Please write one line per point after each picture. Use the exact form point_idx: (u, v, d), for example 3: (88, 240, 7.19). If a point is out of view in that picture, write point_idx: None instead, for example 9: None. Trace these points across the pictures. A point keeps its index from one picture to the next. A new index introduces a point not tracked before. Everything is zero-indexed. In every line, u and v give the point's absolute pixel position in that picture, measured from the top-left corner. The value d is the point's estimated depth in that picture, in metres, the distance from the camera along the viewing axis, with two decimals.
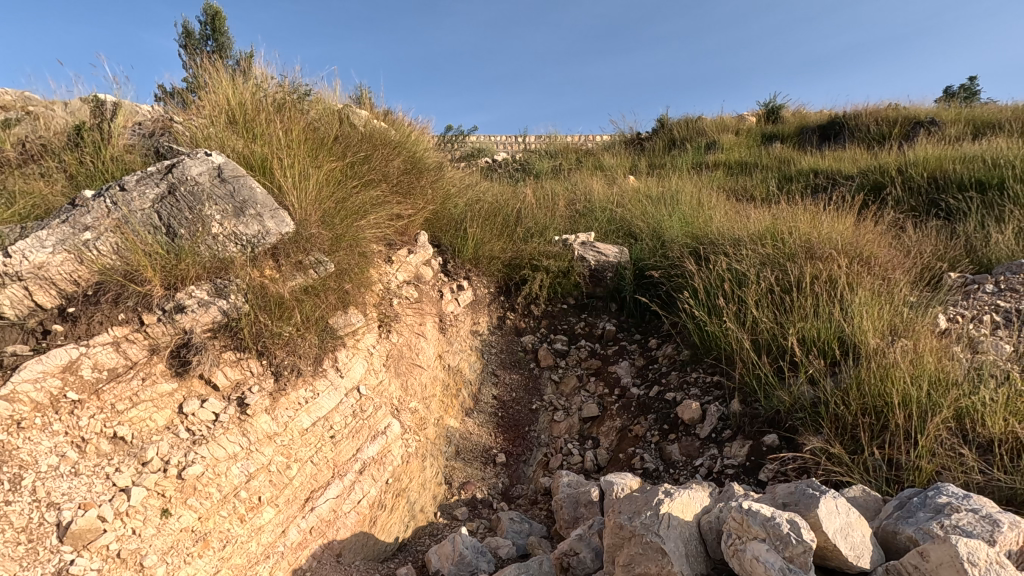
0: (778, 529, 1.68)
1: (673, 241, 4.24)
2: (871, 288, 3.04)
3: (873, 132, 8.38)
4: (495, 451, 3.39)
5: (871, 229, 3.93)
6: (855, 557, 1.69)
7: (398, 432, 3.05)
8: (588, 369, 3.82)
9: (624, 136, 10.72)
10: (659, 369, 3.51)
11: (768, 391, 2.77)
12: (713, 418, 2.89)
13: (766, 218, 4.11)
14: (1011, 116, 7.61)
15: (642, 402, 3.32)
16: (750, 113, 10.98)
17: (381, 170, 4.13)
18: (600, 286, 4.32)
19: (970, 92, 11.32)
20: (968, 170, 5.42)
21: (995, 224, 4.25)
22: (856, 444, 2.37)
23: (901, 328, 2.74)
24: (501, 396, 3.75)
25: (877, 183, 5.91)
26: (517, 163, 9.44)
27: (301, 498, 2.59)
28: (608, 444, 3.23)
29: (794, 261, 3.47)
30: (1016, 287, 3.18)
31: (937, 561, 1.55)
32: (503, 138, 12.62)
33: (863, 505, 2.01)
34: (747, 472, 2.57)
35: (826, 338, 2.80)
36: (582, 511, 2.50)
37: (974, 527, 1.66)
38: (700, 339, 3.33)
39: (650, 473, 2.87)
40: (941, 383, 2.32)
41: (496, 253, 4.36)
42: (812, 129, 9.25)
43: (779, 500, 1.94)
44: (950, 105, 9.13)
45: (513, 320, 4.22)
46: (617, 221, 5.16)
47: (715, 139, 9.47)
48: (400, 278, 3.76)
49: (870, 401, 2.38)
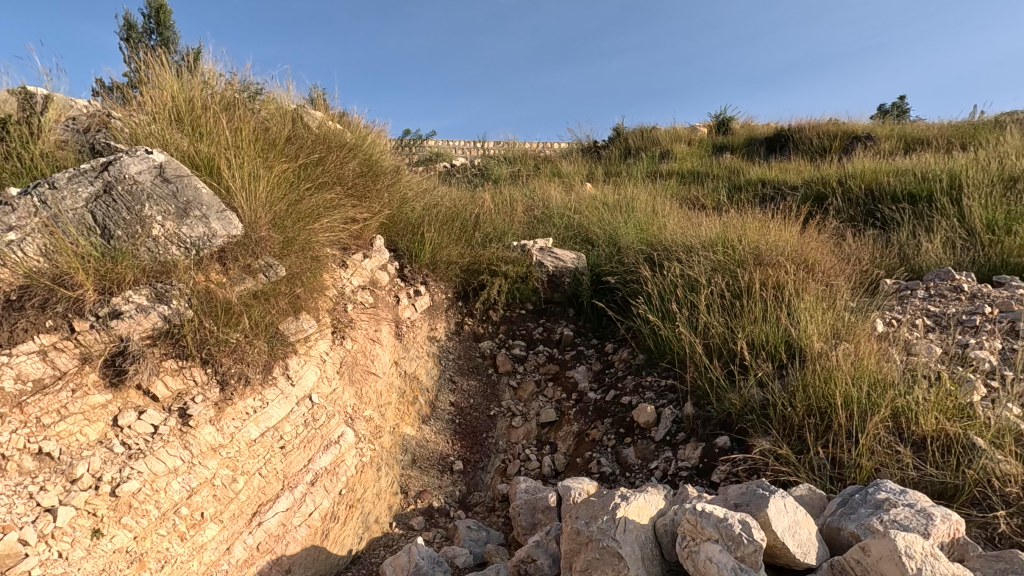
0: (730, 530, 1.71)
1: (628, 247, 4.33)
2: (815, 293, 3.17)
3: (816, 145, 8.81)
4: (452, 458, 3.34)
5: (815, 237, 4.11)
6: (801, 555, 1.75)
7: (352, 441, 2.97)
8: (546, 374, 3.83)
9: (581, 144, 10.89)
10: (616, 374, 3.56)
11: (719, 394, 2.84)
12: (668, 421, 2.94)
13: (716, 225, 4.25)
14: (939, 133, 8.12)
15: (598, 406, 3.35)
16: (701, 125, 11.35)
17: (335, 173, 4.03)
18: (559, 292, 4.35)
19: (900, 110, 12.07)
20: (901, 182, 5.75)
21: (926, 234, 4.52)
22: (802, 444, 2.46)
23: (843, 331, 2.86)
24: (458, 402, 3.70)
25: (820, 194, 6.21)
26: (475, 168, 9.42)
27: (247, 513, 2.49)
28: (566, 449, 3.24)
29: (743, 268, 3.59)
30: (944, 293, 3.39)
31: (878, 556, 1.61)
32: (461, 144, 12.59)
33: (809, 503, 2.08)
34: (701, 474, 2.62)
35: (773, 342, 2.91)
36: (540, 517, 2.49)
37: (910, 521, 1.74)
38: (654, 343, 3.41)
39: (607, 477, 2.89)
40: (879, 385, 2.43)
41: (454, 258, 4.34)
42: (760, 142, 9.65)
43: (731, 501, 1.98)
44: (885, 121, 9.69)
45: (471, 326, 4.20)
46: (575, 228, 5.22)
47: (669, 149, 9.74)
48: (354, 283, 3.67)
49: (814, 402, 2.48)
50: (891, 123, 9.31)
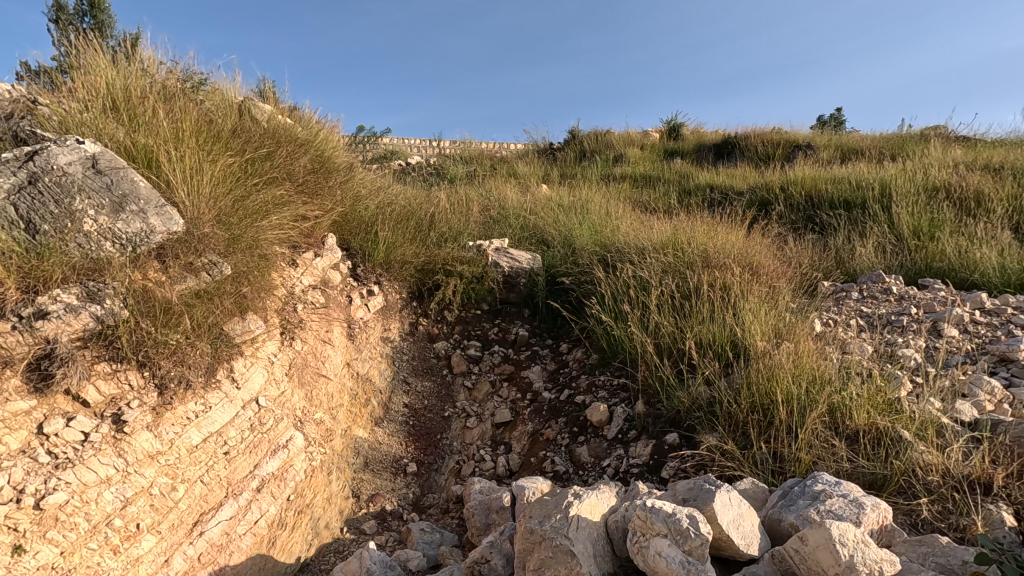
0: (678, 524, 1.76)
1: (582, 249, 4.39)
2: (758, 294, 3.31)
3: (760, 152, 9.19)
4: (405, 460, 3.30)
5: (759, 241, 4.29)
6: (745, 546, 1.82)
7: (301, 445, 2.88)
8: (501, 374, 3.83)
9: (537, 146, 10.97)
10: (570, 373, 3.61)
11: (669, 392, 2.92)
12: (620, 419, 3.00)
13: (667, 228, 4.37)
14: (871, 144, 8.63)
15: (553, 406, 3.38)
16: (653, 130, 11.65)
17: (285, 169, 3.91)
18: (514, 292, 4.37)
19: (837, 121, 12.77)
20: (838, 190, 6.07)
21: (860, 239, 4.79)
22: (746, 440, 2.56)
23: (784, 331, 3.00)
24: (412, 403, 3.66)
25: (764, 199, 6.48)
26: (431, 167, 9.33)
27: (188, 523, 2.38)
28: (520, 448, 3.25)
29: (692, 269, 3.71)
30: (875, 295, 3.60)
31: (815, 544, 1.69)
32: (417, 142, 12.45)
33: (753, 496, 2.16)
34: (651, 471, 2.68)
35: (720, 342, 3.02)
36: (494, 517, 2.48)
37: (844, 511, 1.84)
38: (608, 343, 3.47)
39: (561, 475, 2.91)
40: (817, 382, 2.56)
41: (408, 257, 4.29)
42: (708, 148, 9.99)
43: (680, 496, 2.04)
44: (823, 132, 10.21)
45: (426, 327, 4.15)
46: (530, 228, 5.25)
47: (622, 153, 9.95)
48: (305, 282, 3.56)
49: (758, 399, 2.58)
50: (828, 133, 9.82)
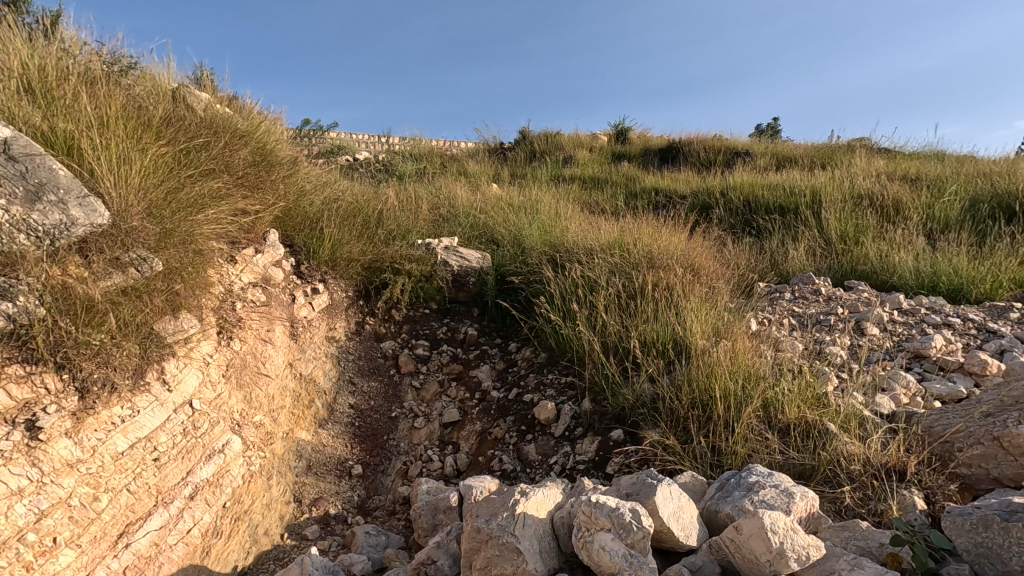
0: (621, 518, 1.80)
1: (532, 249, 4.43)
2: (699, 295, 3.44)
3: (702, 158, 9.55)
4: (350, 463, 3.22)
5: (701, 243, 4.45)
6: (684, 537, 1.88)
7: (238, 449, 2.76)
8: (450, 373, 3.80)
9: (488, 145, 10.97)
10: (518, 372, 3.62)
11: (614, 390, 2.99)
12: (567, 417, 3.05)
13: (614, 229, 4.46)
14: (804, 153, 9.13)
15: (501, 405, 3.39)
16: (602, 133, 11.88)
17: (223, 160, 3.72)
18: (463, 291, 4.35)
19: (773, 130, 13.43)
20: (774, 195, 6.38)
21: (793, 242, 5.06)
22: (687, 435, 2.65)
23: (723, 329, 3.13)
24: (358, 404, 3.58)
25: (705, 203, 6.73)
26: (379, 163, 9.16)
27: (112, 534, 2.23)
28: (468, 448, 3.24)
29: (637, 270, 3.81)
30: (806, 296, 3.81)
31: (749, 533, 1.76)
32: (365, 138, 12.20)
33: (692, 489, 2.24)
34: (596, 467, 2.74)
35: (662, 341, 3.11)
36: (441, 518, 2.46)
37: (775, 500, 1.93)
38: (556, 342, 3.52)
39: (508, 474, 2.92)
40: (752, 378, 2.68)
41: (355, 255, 4.21)
42: (654, 152, 10.28)
43: (623, 491, 2.09)
44: (761, 140, 10.72)
45: (372, 326, 4.07)
46: (480, 227, 5.24)
47: (572, 155, 10.10)
48: (244, 279, 3.41)
49: (697, 395, 2.68)
50: (765, 142, 10.31)
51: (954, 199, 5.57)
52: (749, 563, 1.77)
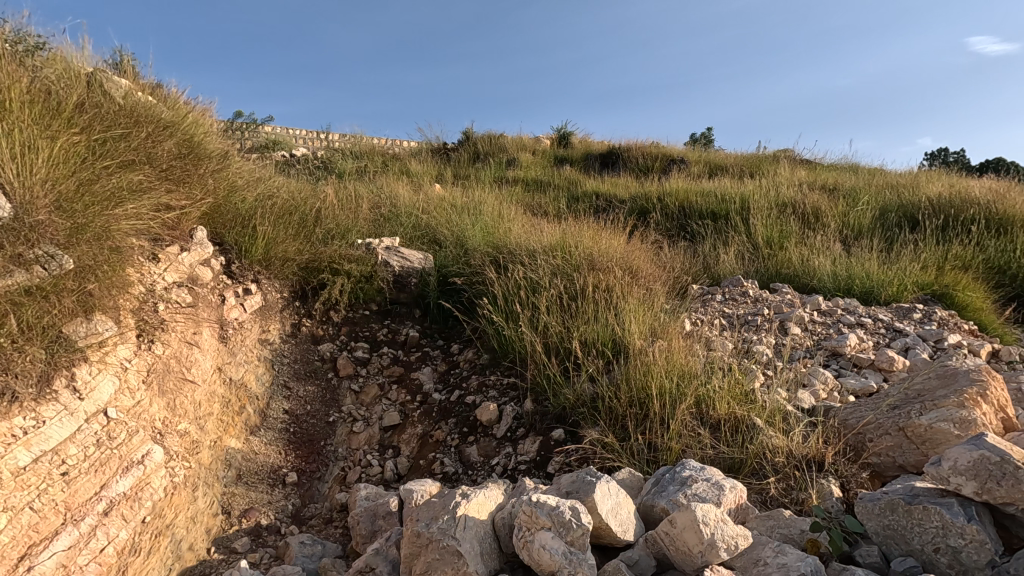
0: (561, 516, 1.82)
1: (474, 250, 4.43)
2: (637, 296, 3.54)
3: (641, 164, 9.86)
4: (284, 470, 3.09)
5: (639, 246, 4.59)
6: (622, 532, 1.93)
7: (160, 460, 2.58)
8: (390, 376, 3.72)
9: (431, 145, 10.87)
10: (460, 374, 3.60)
11: (555, 390, 3.03)
12: (509, 417, 3.06)
13: (556, 231, 4.53)
14: (735, 162, 9.61)
15: (443, 407, 3.36)
16: (544, 136, 12.03)
17: (144, 152, 3.47)
18: (405, 292, 4.29)
19: (706, 139, 14.06)
20: (707, 201, 6.68)
21: (724, 247, 5.31)
22: (625, 432, 2.72)
23: (659, 330, 3.23)
24: (293, 410, 3.44)
25: (643, 208, 6.95)
26: (318, 160, 8.88)
27: (12, 558, 2.03)
28: (409, 451, 3.18)
29: (578, 272, 3.88)
30: (736, 297, 4.01)
31: (682, 526, 1.83)
32: (302, 133, 11.79)
33: (629, 486, 2.30)
34: (538, 466, 2.76)
35: (602, 341, 3.19)
36: (380, 524, 2.39)
37: (707, 493, 2.02)
38: (498, 343, 3.52)
39: (450, 476, 2.90)
40: (687, 376, 2.79)
41: (290, 254, 4.07)
42: (595, 157, 10.52)
43: (563, 490, 2.12)
44: (695, 149, 11.19)
45: (309, 328, 3.94)
46: (422, 227, 5.18)
47: (515, 157, 10.17)
48: (168, 279, 3.20)
49: (635, 393, 2.75)
50: (699, 150, 10.77)
51: (866, 208, 6.03)
52: (683, 554, 1.84)
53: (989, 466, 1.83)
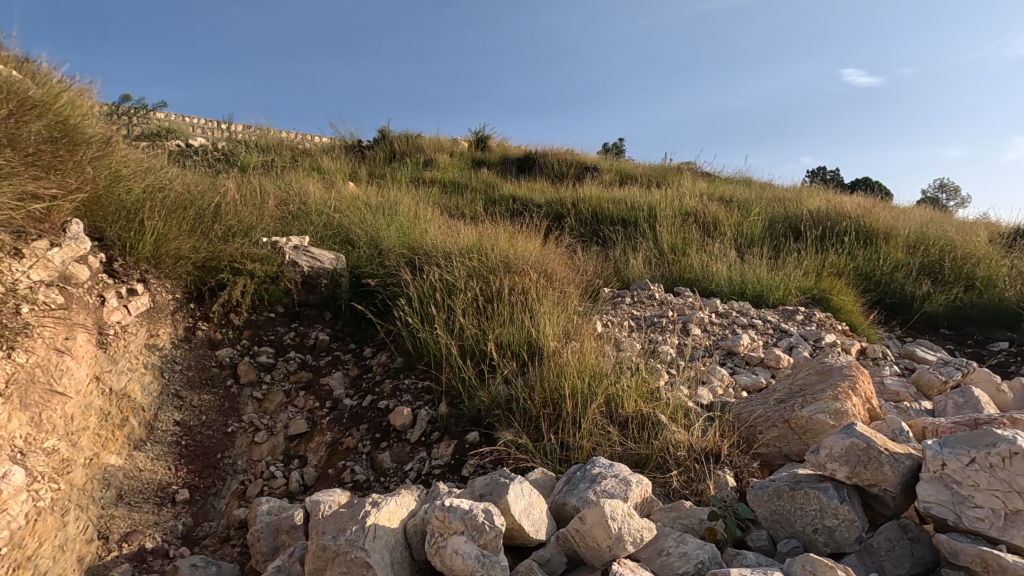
0: (474, 519, 1.80)
1: (389, 250, 4.32)
2: (552, 299, 3.61)
3: (556, 170, 10.10)
4: (175, 488, 2.83)
5: (554, 250, 4.69)
6: (534, 532, 1.95)
7: (21, 483, 2.28)
8: (297, 382, 3.53)
9: (344, 142, 10.49)
10: (373, 378, 3.49)
11: (471, 393, 3.02)
12: (423, 422, 3.01)
13: (473, 233, 4.52)
14: (644, 172, 10.11)
15: (354, 413, 3.24)
16: (463, 138, 12.01)
17: (6, 133, 3.06)
18: (314, 294, 4.10)
19: (617, 149, 14.67)
20: (618, 208, 6.96)
21: (633, 252, 5.56)
22: (539, 433, 2.76)
23: (573, 331, 3.32)
24: (186, 421, 3.16)
25: (558, 212, 7.13)
26: (219, 152, 8.28)
27: None
28: (317, 461, 3.03)
29: (494, 274, 3.90)
30: (643, 300, 4.21)
31: (591, 522, 1.87)
32: (201, 122, 10.96)
33: (542, 485, 2.34)
34: (452, 470, 2.73)
35: (517, 343, 3.22)
36: (283, 539, 2.25)
37: (615, 489, 2.08)
38: (413, 346, 3.46)
39: (361, 485, 2.79)
40: (598, 376, 2.87)
41: (184, 252, 3.77)
42: (512, 162, 10.65)
43: (477, 493, 2.10)
44: (608, 157, 11.63)
45: (205, 332, 3.65)
46: (334, 226, 4.98)
47: (432, 158, 10.06)
48: (34, 278, 2.84)
49: (549, 394, 2.80)
50: (611, 159, 11.22)
51: (758, 219, 6.56)
52: (592, 550, 1.89)
53: (858, 452, 2.03)
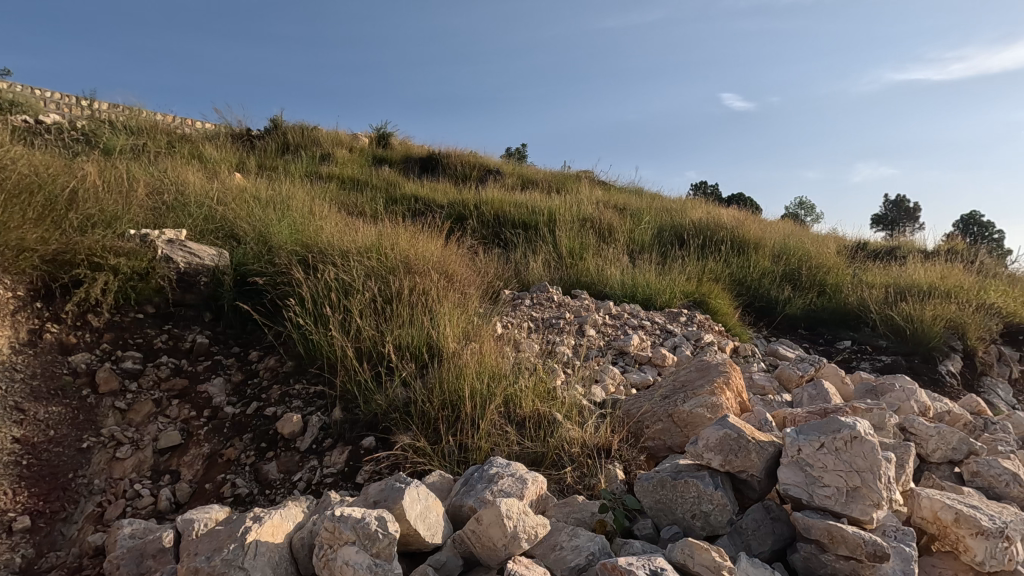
0: (367, 528, 1.74)
1: (279, 247, 4.06)
2: (453, 300, 3.59)
3: (459, 172, 10.09)
4: (12, 515, 2.44)
5: (455, 251, 4.66)
6: (430, 536, 1.91)
7: None
8: (170, 391, 3.20)
9: (231, 130, 9.73)
10: (259, 385, 3.25)
11: (367, 396, 2.92)
12: (315, 429, 2.86)
13: (372, 232, 4.38)
14: (545, 178, 10.39)
15: (236, 422, 3.00)
16: (363, 134, 11.61)
17: None
18: (192, 293, 3.74)
19: (520, 154, 14.97)
20: (520, 211, 7.09)
21: (532, 255, 5.68)
22: (437, 435, 2.72)
23: (473, 332, 3.31)
24: (27, 437, 2.74)
25: (460, 214, 7.12)
26: (76, 131, 7.32)
27: None
28: (191, 476, 2.76)
29: (394, 275, 3.80)
30: (542, 303, 4.31)
31: (488, 522, 1.87)
32: (55, 97, 9.66)
33: (439, 488, 2.31)
34: (345, 478, 2.61)
35: (416, 344, 3.16)
36: (148, 564, 1.99)
37: (511, 487, 2.11)
38: (304, 349, 3.28)
39: (242, 499, 2.58)
40: (496, 377, 2.90)
41: (29, 243, 3.36)
42: (415, 161, 10.47)
43: (371, 499, 2.03)
44: (511, 162, 11.80)
45: (55, 335, 3.21)
46: (217, 220, 4.58)
47: (330, 152, 9.62)
48: None
49: (447, 396, 2.78)
50: (513, 163, 11.41)
51: (648, 227, 6.99)
52: (488, 549, 1.89)
53: (730, 441, 2.22)
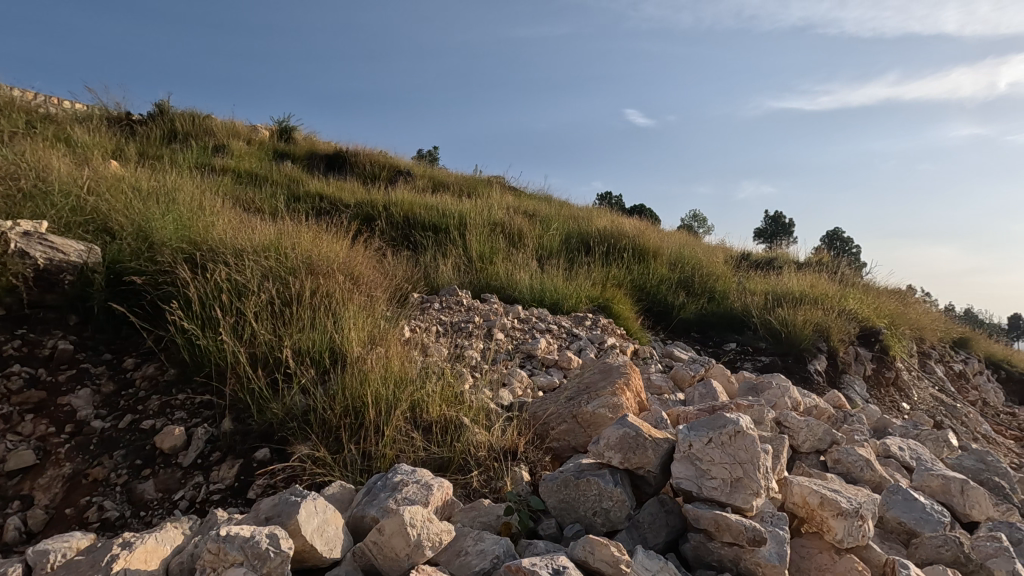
0: (256, 548, 1.62)
1: (162, 244, 3.70)
2: (358, 302, 3.45)
3: (368, 171, 9.80)
4: None
5: (362, 252, 4.50)
6: (328, 551, 1.82)
7: None
8: (22, 404, 2.79)
9: (107, 113, 8.76)
10: (135, 396, 2.93)
11: (261, 405, 2.73)
12: (200, 442, 2.63)
13: (270, 230, 4.12)
14: (456, 181, 10.35)
15: (106, 438, 2.68)
16: (263, 126, 10.93)
17: None
18: (53, 292, 3.32)
19: (431, 156, 14.83)
20: (430, 213, 7.01)
21: (442, 258, 5.63)
22: (338, 444, 2.60)
23: (379, 336, 3.21)
24: None
25: (368, 215, 6.90)
26: None
27: None
28: (48, 500, 2.43)
29: (294, 276, 3.59)
30: (450, 306, 4.27)
31: (390, 532, 1.81)
32: None
33: (339, 499, 2.21)
34: (235, 494, 2.42)
35: (317, 349, 3.01)
36: None
37: (416, 495, 2.06)
38: (189, 355, 3.01)
39: (111, 524, 2.31)
40: (402, 382, 2.82)
41: None
42: (320, 158, 10.02)
43: (263, 516, 1.89)
44: (422, 163, 11.63)
45: None
46: (87, 211, 4.09)
47: (225, 143, 8.96)
48: None
49: (350, 402, 2.67)
50: (425, 165, 11.26)
51: (556, 233, 7.18)
52: (390, 560, 1.83)
53: (629, 440, 2.33)
